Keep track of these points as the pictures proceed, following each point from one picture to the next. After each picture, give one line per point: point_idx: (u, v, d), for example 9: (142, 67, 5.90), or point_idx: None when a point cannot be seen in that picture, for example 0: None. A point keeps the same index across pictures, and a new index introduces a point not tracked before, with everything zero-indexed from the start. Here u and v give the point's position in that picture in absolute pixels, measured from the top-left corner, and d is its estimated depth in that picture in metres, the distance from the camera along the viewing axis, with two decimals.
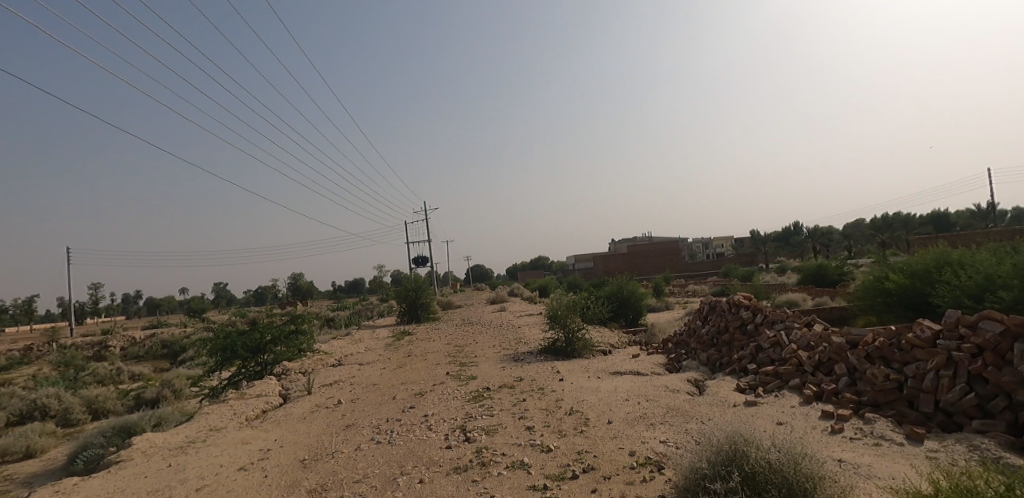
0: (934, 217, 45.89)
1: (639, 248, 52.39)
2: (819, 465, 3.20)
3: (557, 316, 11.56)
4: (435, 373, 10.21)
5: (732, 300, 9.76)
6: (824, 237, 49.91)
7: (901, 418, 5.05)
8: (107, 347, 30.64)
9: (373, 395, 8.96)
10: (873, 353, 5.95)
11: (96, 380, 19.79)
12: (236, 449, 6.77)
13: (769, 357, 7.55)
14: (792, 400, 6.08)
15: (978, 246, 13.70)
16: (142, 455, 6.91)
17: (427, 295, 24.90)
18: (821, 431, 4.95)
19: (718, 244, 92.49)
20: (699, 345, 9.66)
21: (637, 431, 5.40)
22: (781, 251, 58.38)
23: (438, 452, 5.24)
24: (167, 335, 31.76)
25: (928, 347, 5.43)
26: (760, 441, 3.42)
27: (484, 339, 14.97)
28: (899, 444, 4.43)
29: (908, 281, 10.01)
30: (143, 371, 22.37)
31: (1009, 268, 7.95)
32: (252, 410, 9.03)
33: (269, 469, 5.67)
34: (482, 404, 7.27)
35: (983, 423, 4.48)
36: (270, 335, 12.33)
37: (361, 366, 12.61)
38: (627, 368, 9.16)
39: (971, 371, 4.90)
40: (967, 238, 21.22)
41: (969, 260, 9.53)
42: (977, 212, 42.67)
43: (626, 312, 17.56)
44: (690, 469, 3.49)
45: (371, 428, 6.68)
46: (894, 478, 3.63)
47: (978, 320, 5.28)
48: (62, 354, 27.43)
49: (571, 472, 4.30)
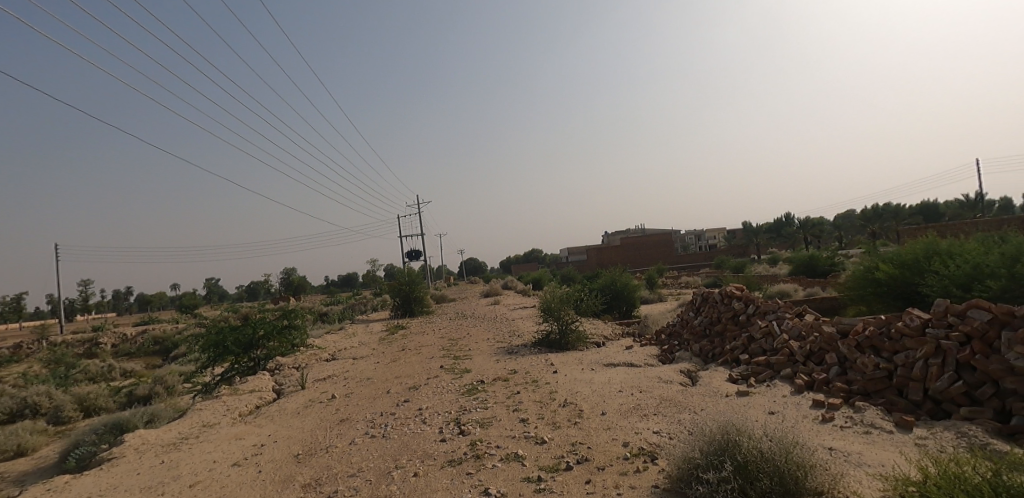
0: (923, 208, 46.41)
1: (632, 240, 52.58)
2: (810, 454, 3.24)
3: (550, 309, 11.58)
4: (429, 367, 10.21)
5: (725, 291, 9.79)
6: (815, 228, 50.29)
7: (891, 406, 5.11)
8: (97, 344, 30.29)
9: (367, 389, 8.95)
10: (864, 342, 6.00)
11: (87, 378, 19.62)
12: (229, 445, 6.73)
13: (761, 347, 7.61)
14: (783, 390, 6.14)
15: (966, 235, 13.90)
16: (135, 452, 6.85)
17: (421, 289, 24.83)
18: (812, 420, 5.01)
19: (710, 235, 92.93)
20: (692, 336, 9.70)
21: (630, 422, 5.43)
22: (773, 242, 58.78)
23: (433, 445, 5.23)
24: (158, 331, 31.52)
25: (918, 336, 5.47)
26: (751, 431, 3.44)
27: (478, 333, 14.96)
28: (888, 432, 4.49)
29: (898, 271, 10.13)
30: (135, 367, 22.19)
31: (996, 258, 8.09)
32: (246, 405, 8.99)
33: (262, 464, 5.63)
34: (476, 397, 7.28)
35: (971, 411, 4.55)
36: (263, 329, 12.23)
37: (355, 361, 12.59)
38: (621, 360, 9.20)
39: (959, 359, 4.96)
40: (955, 227, 21.53)
41: (957, 249, 9.66)
42: (964, 203, 43.13)
43: (620, 304, 17.61)
44: (682, 459, 3.50)
45: (366, 422, 6.67)
46: (884, 465, 3.68)
47: (966, 309, 5.32)
48: (53, 352, 27.14)
49: (565, 464, 4.32)
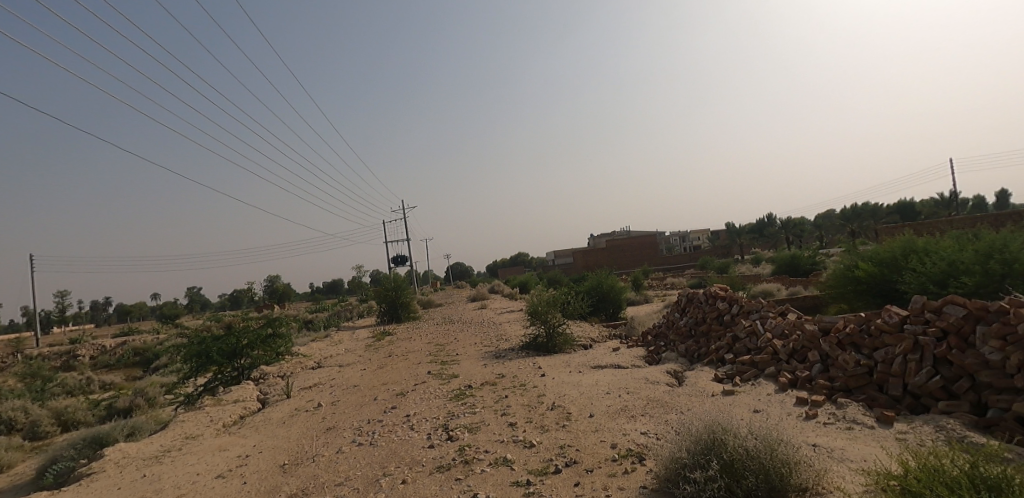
0: (900, 207, 47.63)
1: (618, 243, 52.94)
2: (794, 450, 3.28)
3: (537, 312, 11.58)
4: (417, 373, 10.15)
5: (709, 292, 9.90)
6: (797, 227, 51.17)
7: (872, 402, 5.20)
8: (75, 356, 29.51)
9: (354, 396, 8.85)
10: (845, 339, 6.10)
11: (65, 391, 19.11)
12: (213, 456, 6.61)
13: (746, 346, 7.70)
14: (767, 388, 6.22)
15: (941, 233, 14.27)
16: (115, 466, 6.68)
17: (407, 295, 24.66)
18: (797, 417, 5.08)
19: (695, 236, 94.04)
20: (678, 337, 9.78)
21: (618, 424, 5.45)
22: (756, 242, 59.62)
23: (421, 452, 5.19)
24: (138, 342, 30.81)
25: (896, 332, 5.57)
26: (737, 429, 3.47)
27: (465, 337, 14.89)
28: (869, 428, 4.56)
29: (877, 268, 10.35)
30: (114, 380, 21.65)
31: (970, 255, 8.38)
32: (229, 416, 8.80)
33: (248, 476, 5.53)
34: (464, 402, 7.24)
35: (948, 405, 4.65)
36: (247, 338, 11.97)
37: (341, 368, 12.43)
38: (608, 361, 9.24)
39: (936, 354, 5.07)
40: (932, 225, 22.19)
41: (933, 246, 9.93)
42: (940, 201, 44.26)
43: (607, 306, 17.69)
44: (669, 459, 3.51)
45: (353, 430, 6.59)
46: (866, 460, 3.73)
47: (942, 305, 5.45)
48: (27, 365, 26.34)
49: (554, 467, 4.31)
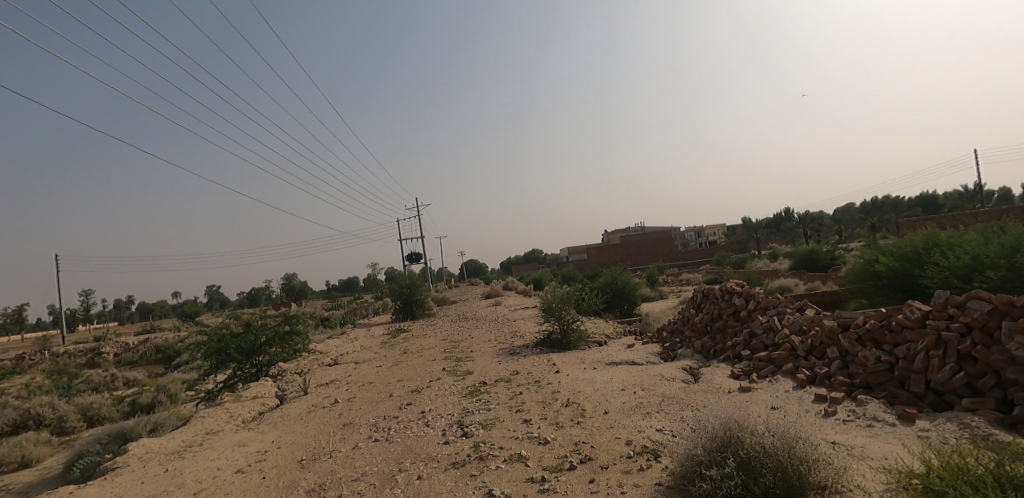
0: (922, 199, 46.44)
1: (632, 239, 52.49)
2: (813, 448, 3.23)
3: (551, 308, 11.58)
4: (431, 369, 10.23)
5: (726, 287, 9.78)
6: (815, 222, 50.22)
7: (893, 399, 5.10)
8: (100, 354, 30.29)
9: (369, 393, 8.95)
10: (865, 336, 5.99)
11: (90, 388, 19.64)
12: (233, 451, 6.75)
13: (763, 342, 7.61)
14: (785, 385, 6.14)
15: (966, 226, 13.90)
16: (139, 461, 6.85)
17: (421, 292, 24.83)
18: (815, 415, 5.01)
19: (709, 232, 92.93)
20: (694, 333, 9.70)
21: (633, 421, 5.43)
22: (773, 237, 58.69)
23: (436, 448, 5.24)
24: (160, 340, 31.48)
25: (918, 328, 5.47)
26: (753, 426, 3.45)
27: (480, 334, 14.96)
28: (890, 425, 4.48)
29: (899, 263, 10.12)
30: (138, 377, 22.17)
31: (995, 248, 8.16)
32: (248, 412, 8.99)
33: (266, 470, 5.64)
34: (479, 398, 7.28)
35: (973, 402, 4.54)
36: (265, 336, 12.22)
37: (357, 365, 12.58)
38: (623, 358, 9.21)
39: (960, 350, 4.95)
40: (956, 218, 21.64)
41: (957, 240, 9.67)
42: (964, 193, 42.99)
43: (622, 303, 17.60)
44: (686, 456, 3.49)
45: (369, 426, 6.68)
46: (887, 458, 3.68)
47: (966, 300, 5.33)
48: (55, 362, 27.12)
49: (569, 464, 4.32)
